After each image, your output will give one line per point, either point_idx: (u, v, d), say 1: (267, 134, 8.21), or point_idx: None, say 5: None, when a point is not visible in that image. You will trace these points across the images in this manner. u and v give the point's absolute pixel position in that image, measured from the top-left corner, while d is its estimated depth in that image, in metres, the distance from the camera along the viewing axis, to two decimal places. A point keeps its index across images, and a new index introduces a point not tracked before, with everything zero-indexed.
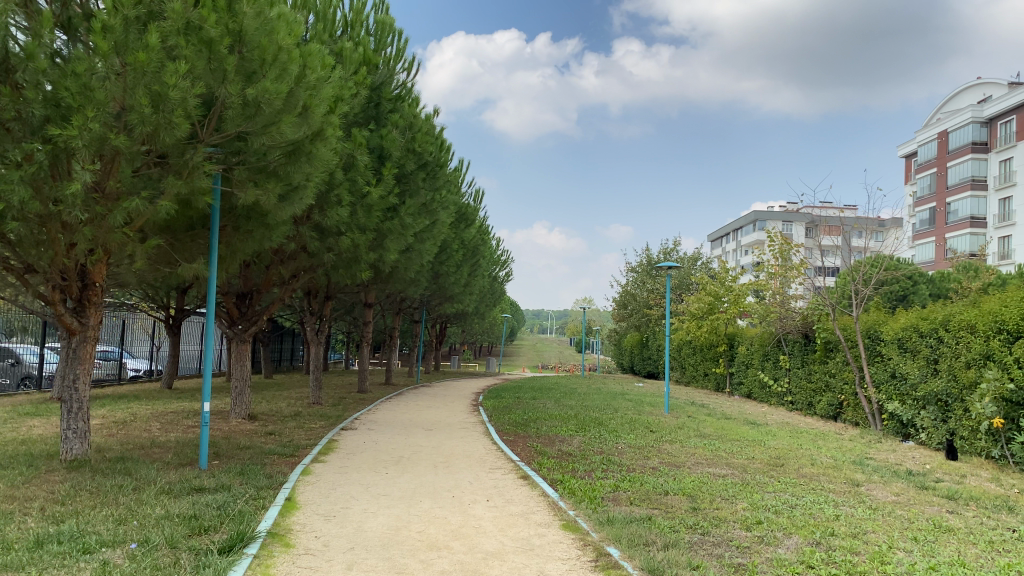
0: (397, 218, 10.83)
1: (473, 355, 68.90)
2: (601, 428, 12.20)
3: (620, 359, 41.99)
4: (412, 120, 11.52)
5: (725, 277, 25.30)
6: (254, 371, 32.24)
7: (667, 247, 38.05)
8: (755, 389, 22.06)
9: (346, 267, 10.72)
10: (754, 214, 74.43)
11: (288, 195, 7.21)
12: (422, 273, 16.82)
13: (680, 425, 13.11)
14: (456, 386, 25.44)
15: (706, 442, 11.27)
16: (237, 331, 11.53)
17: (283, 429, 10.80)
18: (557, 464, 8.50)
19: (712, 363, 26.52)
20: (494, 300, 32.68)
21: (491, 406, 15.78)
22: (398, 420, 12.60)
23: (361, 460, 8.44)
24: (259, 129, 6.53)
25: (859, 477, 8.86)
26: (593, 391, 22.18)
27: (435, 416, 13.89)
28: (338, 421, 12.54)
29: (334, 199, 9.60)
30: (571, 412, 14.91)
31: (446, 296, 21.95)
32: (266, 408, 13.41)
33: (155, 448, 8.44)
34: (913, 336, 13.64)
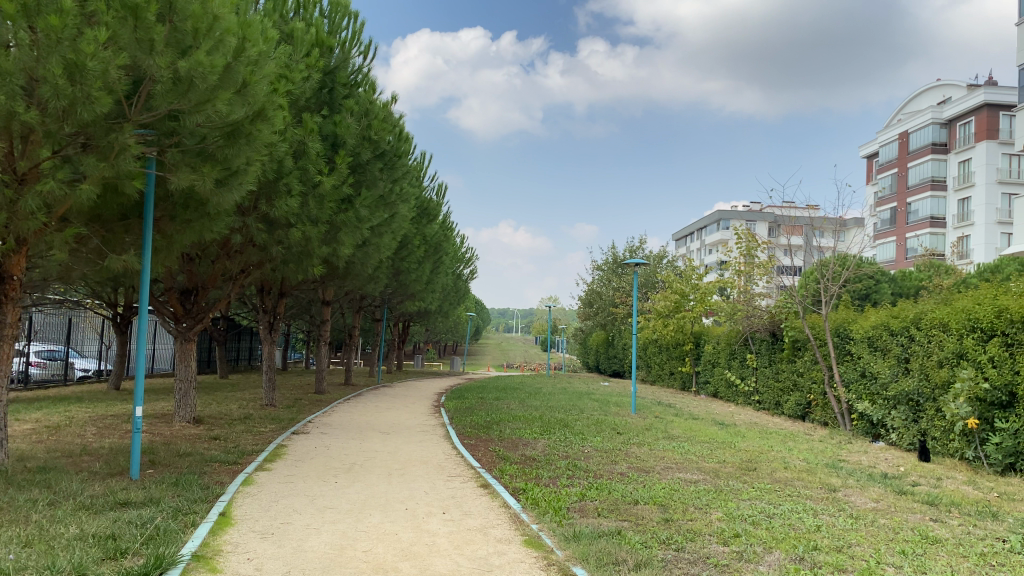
0: (351, 209, 10.29)
1: (438, 354, 68.22)
2: (566, 430, 11.74)
3: (586, 358, 41.68)
4: (369, 107, 10.97)
5: (691, 275, 25.03)
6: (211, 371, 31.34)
7: (632, 245, 37.79)
8: (722, 388, 21.80)
9: (297, 261, 10.16)
10: (718, 213, 74.74)
11: (227, 180, 6.59)
12: (382, 269, 16.23)
13: (648, 426, 12.71)
14: (418, 386, 24.87)
15: (676, 445, 10.86)
16: (182, 328, 10.80)
17: (230, 434, 10.17)
18: (520, 470, 8.01)
19: (678, 362, 26.26)
20: (458, 299, 32.12)
21: (454, 407, 15.25)
22: (354, 423, 12.03)
23: (311, 468, 7.86)
24: (193, 108, 5.91)
25: (835, 482, 8.50)
26: (558, 391, 21.75)
27: (394, 417, 13.33)
28: (291, 425, 11.92)
29: (283, 188, 9.14)
30: (536, 413, 14.46)
31: (408, 294, 21.35)
32: (216, 411, 12.74)
33: (85, 456, 7.78)
34: (884, 334, 13.39)
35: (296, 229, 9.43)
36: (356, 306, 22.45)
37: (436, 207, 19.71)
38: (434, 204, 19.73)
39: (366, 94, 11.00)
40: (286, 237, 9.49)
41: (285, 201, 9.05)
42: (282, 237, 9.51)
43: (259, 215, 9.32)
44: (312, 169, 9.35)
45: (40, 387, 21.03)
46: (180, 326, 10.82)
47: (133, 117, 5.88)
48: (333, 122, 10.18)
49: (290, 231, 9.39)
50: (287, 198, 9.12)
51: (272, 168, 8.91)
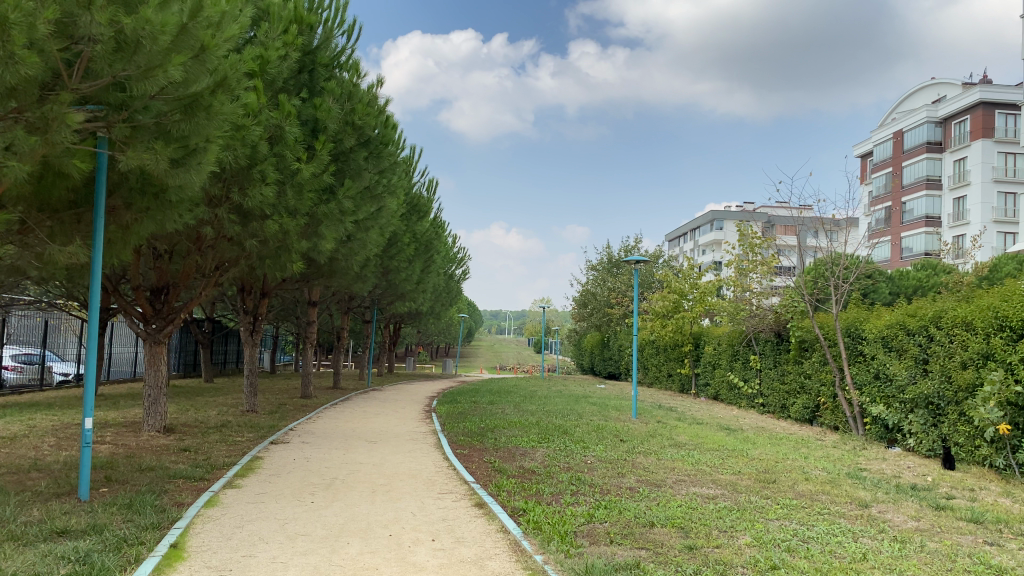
0: (334, 201, 9.50)
1: (430, 357, 67.35)
2: (566, 437, 10.96)
3: (580, 360, 40.92)
4: (352, 90, 10.18)
5: (689, 273, 24.31)
6: (195, 375, 30.43)
7: (627, 245, 37.05)
8: (724, 390, 21.08)
9: (276, 258, 9.38)
10: (711, 213, 74.11)
11: (184, 160, 5.78)
12: (370, 267, 15.43)
13: (652, 433, 11.95)
14: (409, 390, 24.06)
15: (685, 453, 10.10)
16: (151, 330, 9.96)
17: (202, 445, 9.34)
18: (519, 485, 7.22)
19: (676, 364, 25.54)
20: (450, 299, 31.29)
21: (446, 412, 14.44)
22: (339, 431, 11.22)
23: (286, 485, 7.06)
24: (139, 73, 5.07)
25: (863, 496, 7.75)
26: (554, 394, 20.98)
27: (382, 424, 12.53)
28: (270, 433, 11.10)
29: (256, 176, 8.35)
30: (532, 418, 13.66)
31: (397, 294, 20.54)
32: (190, 418, 11.91)
33: (32, 473, 6.94)
34: (900, 334, 12.66)
35: (272, 222, 8.65)
36: (344, 307, 21.64)
37: (426, 205, 18.92)
38: (424, 200, 18.93)
39: (349, 77, 10.22)
40: (262, 231, 8.70)
41: (259, 191, 8.28)
42: (258, 231, 8.72)
43: (231, 205, 8.54)
44: (289, 156, 8.59)
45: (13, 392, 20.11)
46: (149, 328, 9.98)
47: (72, 87, 5.13)
48: (313, 106, 9.41)
49: (265, 224, 8.61)
50: (262, 186, 8.34)
51: (245, 153, 8.13)
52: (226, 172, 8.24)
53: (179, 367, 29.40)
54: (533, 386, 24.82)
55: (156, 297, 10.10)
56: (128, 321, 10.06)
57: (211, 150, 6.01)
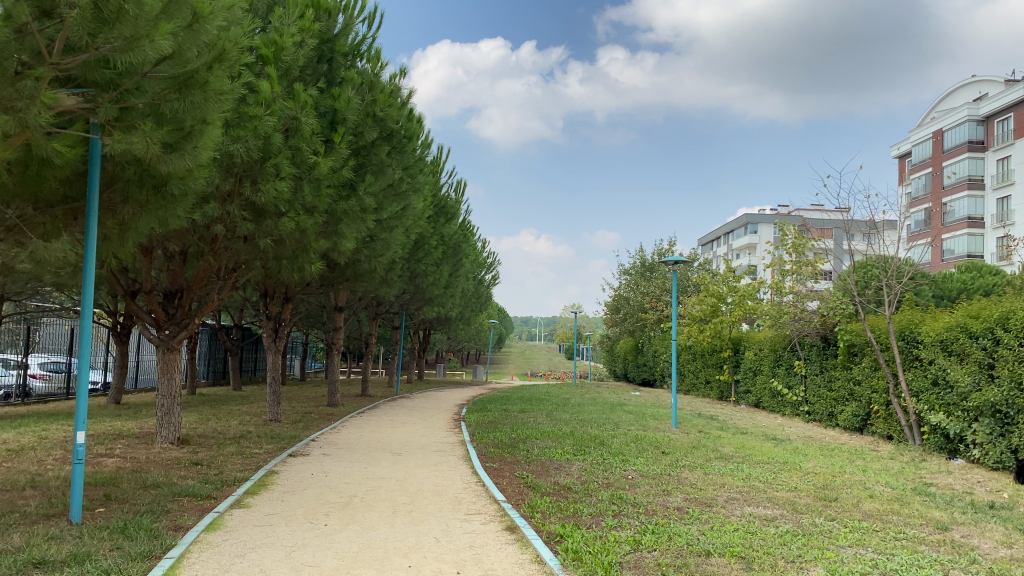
0: (354, 197, 8.94)
1: (461, 364, 66.90)
2: (603, 449, 10.27)
3: (614, 366, 40.14)
4: (373, 79, 9.60)
5: (727, 275, 23.51)
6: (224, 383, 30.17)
7: (661, 248, 36.25)
8: (766, 398, 20.22)
9: (293, 260, 8.79)
10: (745, 217, 72.87)
11: (179, 143, 5.18)
12: (396, 270, 14.86)
13: (695, 444, 11.22)
14: (439, 397, 23.50)
15: (733, 467, 9.35)
16: (164, 336, 9.45)
17: (215, 458, 8.77)
18: (555, 505, 6.53)
19: (714, 370, 24.69)
20: (480, 305, 30.71)
21: (476, 422, 13.80)
22: (362, 442, 10.62)
23: (299, 505, 6.44)
24: (123, 42, 4.48)
25: (937, 516, 6.96)
26: (589, 401, 20.28)
27: (408, 434, 11.90)
28: (290, 444, 10.53)
29: (270, 171, 7.79)
30: (567, 428, 12.97)
31: (425, 300, 19.97)
32: (209, 429, 11.39)
33: (28, 491, 6.40)
34: (961, 337, 11.79)
35: (287, 218, 8.06)
36: (372, 311, 21.12)
37: (455, 206, 18.33)
38: (452, 202, 18.36)
39: (371, 67, 9.64)
40: (278, 230, 8.13)
41: (274, 186, 7.70)
42: (274, 231, 8.16)
43: (244, 201, 7.98)
44: (307, 149, 8.00)
45: (39, 401, 19.85)
46: (162, 334, 9.47)
47: (51, 62, 4.56)
48: (332, 96, 8.83)
49: (280, 221, 8.03)
50: (276, 181, 7.77)
51: (256, 144, 7.57)
52: (238, 165, 7.69)
53: (207, 375, 29.10)
54: (565, 394, 24.11)
55: (169, 301, 9.58)
56: (141, 327, 9.56)
57: (211, 130, 5.39)
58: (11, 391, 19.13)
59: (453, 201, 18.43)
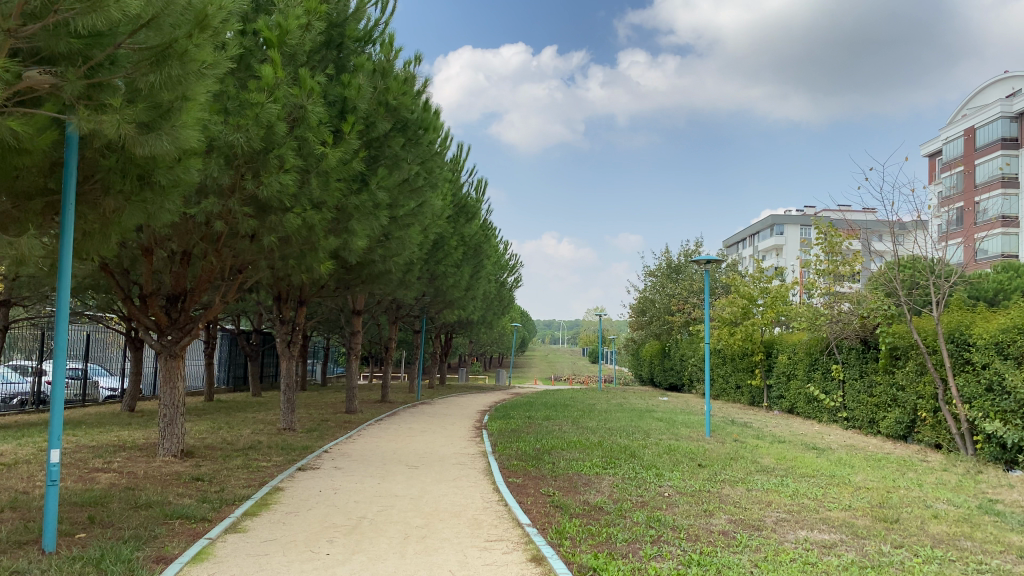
0: (366, 192, 8.31)
1: (483, 368, 66.28)
2: (635, 462, 9.56)
3: (639, 370, 39.32)
4: (385, 65, 8.96)
5: (759, 276, 22.66)
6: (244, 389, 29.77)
7: (688, 249, 35.42)
8: (801, 403, 19.38)
9: (301, 259, 8.16)
10: (771, 218, 71.70)
11: (156, 123, 4.53)
12: (414, 270, 14.22)
13: (733, 456, 10.48)
14: (460, 403, 22.88)
15: (777, 482, 8.60)
16: (166, 342, 8.87)
17: (219, 473, 8.15)
18: (585, 530, 5.85)
19: (745, 375, 23.87)
20: (502, 308, 30.07)
21: (498, 430, 13.13)
22: (377, 454, 9.98)
23: (301, 529, 5.81)
24: (82, 3, 3.83)
25: (1015, 540, 6.20)
26: (615, 408, 19.55)
27: (427, 445, 11.26)
28: (301, 456, 9.90)
29: (273, 163, 7.16)
30: (594, 437, 12.27)
31: (446, 303, 19.34)
32: (218, 440, 10.79)
33: (5, 515, 5.81)
34: (1018, 339, 10.95)
35: (293, 214, 7.44)
36: (391, 315, 20.54)
37: (475, 205, 17.68)
38: (472, 201, 17.73)
39: (382, 52, 9.01)
40: (283, 226, 7.50)
41: (277, 179, 7.08)
42: (279, 228, 7.54)
43: (246, 196, 7.37)
44: (314, 139, 7.38)
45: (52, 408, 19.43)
46: (164, 340, 8.88)
47: (5, 28, 3.89)
48: (341, 83, 8.21)
49: (285, 217, 7.40)
50: (280, 173, 7.13)
51: (258, 133, 6.95)
52: (239, 156, 7.08)
53: (227, 381, 28.69)
54: (590, 399, 23.39)
55: (172, 305, 8.99)
56: (142, 332, 8.98)
57: (194, 109, 4.77)
58: (25, 398, 18.60)
59: (472, 200, 17.79)
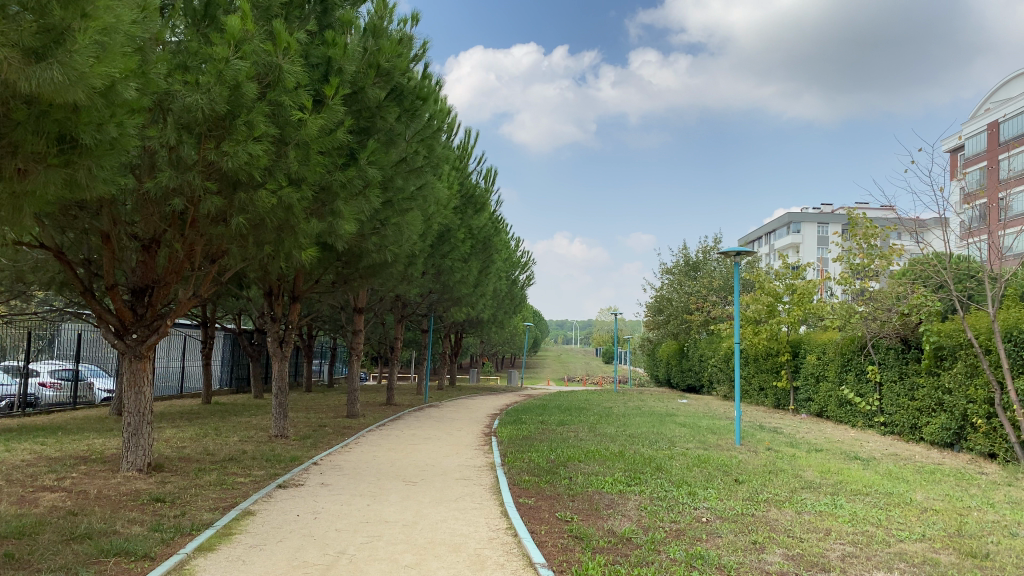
0: (354, 169, 7.27)
1: (495, 368, 65.25)
2: (663, 478, 8.44)
3: (656, 372, 38.12)
4: (378, 25, 7.89)
5: (785, 272, 21.43)
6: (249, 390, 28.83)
7: (705, 246, 34.22)
8: (833, 407, 18.19)
9: (279, 247, 7.11)
10: (788, 216, 70.15)
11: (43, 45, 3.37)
12: (417, 264, 13.16)
13: (771, 470, 9.33)
14: (470, 406, 21.81)
15: (829, 502, 7.45)
16: (130, 342, 7.80)
17: (185, 492, 7.07)
18: (612, 572, 4.73)
19: (770, 376, 22.67)
20: (514, 307, 28.99)
21: (509, 438, 12.03)
22: (373, 467, 8.90)
23: (262, 570, 4.73)
24: None
25: None
26: (634, 412, 18.42)
27: (430, 455, 10.17)
28: (287, 470, 8.79)
29: (241, 131, 6.10)
30: (615, 446, 11.15)
31: (453, 300, 18.25)
32: (197, 450, 9.72)
33: None
34: None
35: (265, 191, 6.37)
36: (397, 313, 19.49)
37: (484, 196, 16.58)
38: (481, 191, 16.66)
39: (375, 11, 7.97)
40: (254, 206, 6.44)
41: (245, 148, 6.02)
42: (250, 208, 6.47)
43: (209, 169, 6.32)
44: (290, 102, 6.33)
45: (41, 411, 18.49)
46: (129, 339, 7.84)
47: None
48: (324, 43, 7.19)
49: (256, 195, 6.34)
50: (248, 143, 6.07)
51: (221, 93, 5.89)
52: (200, 122, 6.02)
53: (229, 383, 27.76)
54: (606, 402, 22.25)
55: (138, 299, 7.96)
56: (105, 330, 7.96)
57: (103, 36, 3.63)
58: (13, 401, 17.77)
59: (480, 190, 16.69)
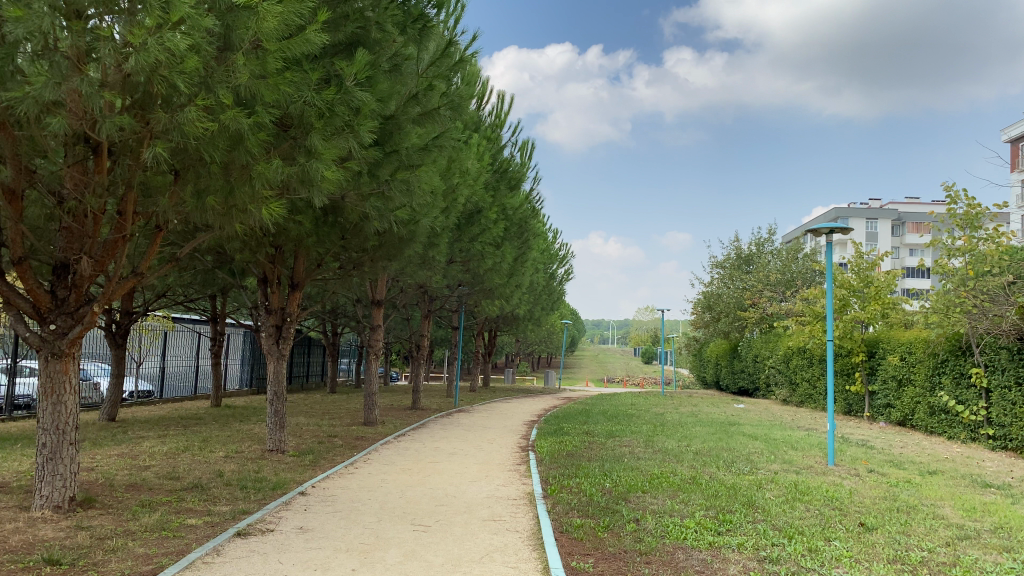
0: (336, 91, 5.23)
1: (531, 368, 63.17)
2: (763, 522, 6.25)
3: (704, 373, 35.80)
4: None
5: (861, 262, 19.03)
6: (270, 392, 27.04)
7: (758, 238, 31.74)
8: (922, 415, 15.79)
9: (232, 201, 5.07)
10: (836, 211, 66.95)
11: None
12: (440, 247, 11.12)
13: (897, 507, 7.08)
14: (504, 410, 19.76)
15: (1016, 567, 5.18)
16: (46, 334, 5.76)
17: (100, 546, 5.01)
18: None
19: (842, 379, 20.25)
20: (552, 303, 26.89)
21: (552, 456, 9.87)
22: (377, 503, 6.79)
23: None
24: None
25: None
26: (691, 420, 16.21)
27: (453, 481, 8.05)
28: (265, 504, 6.71)
29: (150, 16, 4.05)
30: (684, 468, 8.96)
31: (484, 293, 16.16)
32: (160, 475, 7.70)
33: None
34: None
35: (196, 109, 4.31)
36: (423, 306, 17.52)
37: (520, 173, 14.40)
38: (517, 167, 14.53)
39: None
40: (181, 134, 4.39)
41: (160, 38, 3.98)
42: (177, 136, 4.43)
43: (113, 76, 4.28)
44: None
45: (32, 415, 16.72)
46: (47, 331, 5.81)
47: None
48: None
49: (182, 116, 4.30)
50: (162, 31, 4.03)
51: None
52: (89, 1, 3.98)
53: (249, 383, 26.01)
54: (654, 407, 20.07)
55: (60, 278, 5.92)
56: (16, 319, 5.92)
57: None
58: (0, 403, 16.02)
59: (515, 165, 14.53)
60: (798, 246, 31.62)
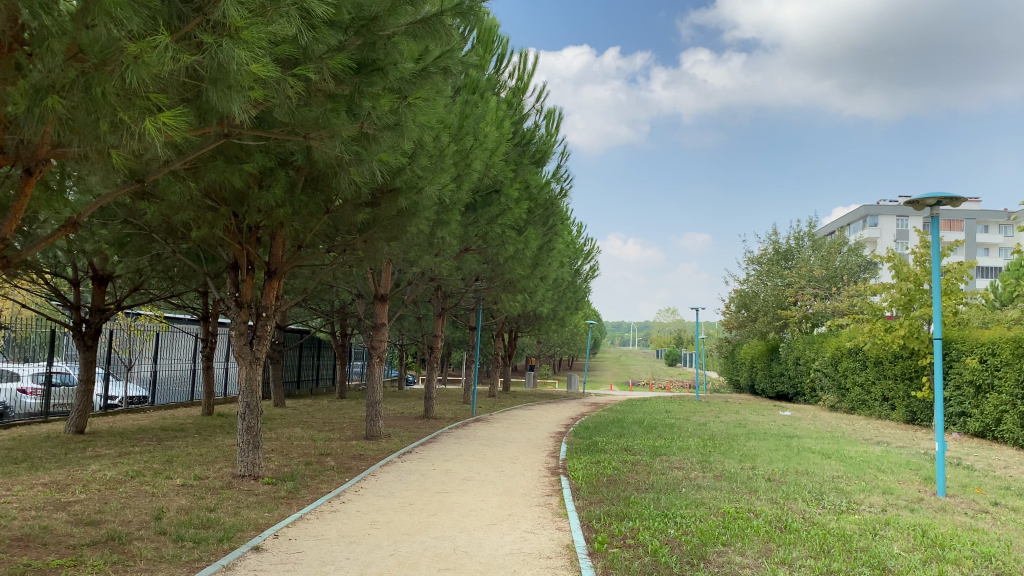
0: None
1: (552, 371, 61.16)
2: None
3: (737, 376, 33.80)
4: None
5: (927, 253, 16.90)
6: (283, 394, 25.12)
7: (796, 232, 29.67)
8: (1010, 427, 13.69)
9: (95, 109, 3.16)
10: (864, 208, 64.55)
11: None
12: (452, 226, 9.10)
13: None
14: (525, 417, 17.80)
15: None
16: None
17: None
18: None
19: (905, 384, 18.11)
20: (578, 301, 24.93)
21: (591, 485, 7.88)
22: (359, 568, 4.81)
23: None
24: None
25: None
26: (742, 432, 14.19)
27: (466, 527, 6.04)
28: (199, 569, 4.73)
29: None
30: (764, 505, 6.93)
31: (504, 286, 14.22)
32: (75, 521, 5.75)
33: None
34: None
35: None
36: (437, 303, 15.65)
37: (546, 146, 12.43)
38: (542, 139, 12.55)
39: None
40: None
41: None
42: None
43: None
44: None
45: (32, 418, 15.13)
46: None
47: None
48: None
49: None
50: None
51: None
52: None
53: None
54: (693, 415, 18.07)
55: None
56: None
57: None
58: None
59: (540, 137, 12.55)
60: (841, 240, 29.41)
